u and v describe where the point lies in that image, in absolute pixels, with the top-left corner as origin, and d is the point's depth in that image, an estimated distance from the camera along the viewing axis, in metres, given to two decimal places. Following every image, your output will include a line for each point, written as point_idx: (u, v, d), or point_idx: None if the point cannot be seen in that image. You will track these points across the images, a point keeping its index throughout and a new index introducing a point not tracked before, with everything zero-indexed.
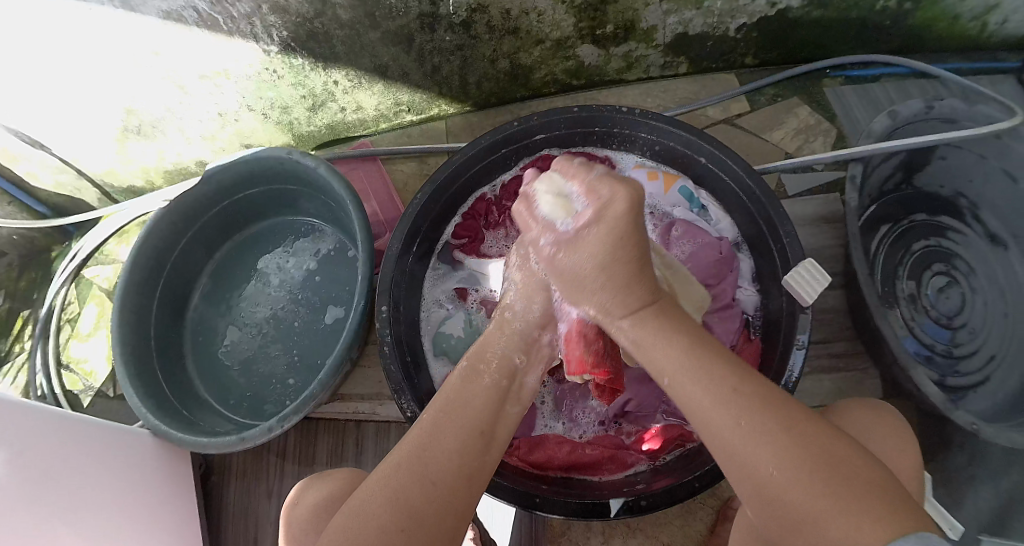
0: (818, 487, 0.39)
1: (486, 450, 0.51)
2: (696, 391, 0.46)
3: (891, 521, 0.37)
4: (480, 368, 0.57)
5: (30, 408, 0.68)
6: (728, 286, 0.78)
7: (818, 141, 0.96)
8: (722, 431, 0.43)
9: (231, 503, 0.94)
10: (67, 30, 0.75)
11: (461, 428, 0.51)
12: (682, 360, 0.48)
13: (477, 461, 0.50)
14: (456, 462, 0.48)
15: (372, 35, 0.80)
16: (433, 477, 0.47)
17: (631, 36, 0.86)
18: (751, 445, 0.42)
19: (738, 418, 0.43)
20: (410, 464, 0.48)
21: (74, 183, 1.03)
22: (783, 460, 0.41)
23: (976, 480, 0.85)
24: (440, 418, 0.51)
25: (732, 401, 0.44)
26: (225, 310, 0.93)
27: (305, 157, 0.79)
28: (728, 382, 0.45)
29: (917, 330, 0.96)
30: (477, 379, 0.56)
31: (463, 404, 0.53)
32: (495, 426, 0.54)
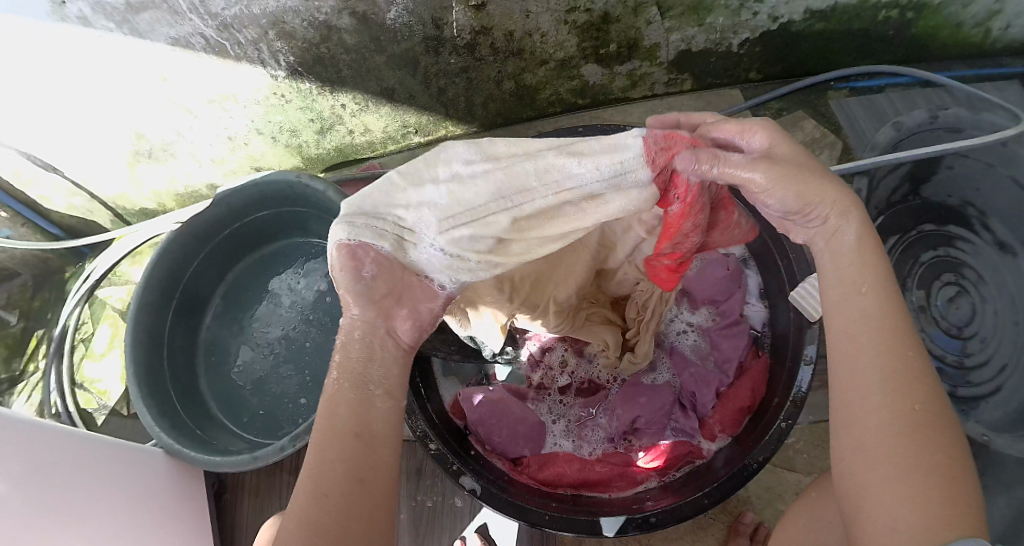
0: (911, 472, 0.38)
1: (373, 448, 0.44)
2: (859, 322, 0.44)
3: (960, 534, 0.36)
4: (376, 346, 0.49)
5: (45, 427, 0.69)
6: (736, 303, 0.79)
7: (824, 155, 0.97)
8: (850, 395, 0.42)
9: (244, 519, 0.95)
10: (78, 59, 0.76)
11: (336, 437, 0.44)
12: (879, 308, 0.44)
13: (369, 461, 0.44)
14: (347, 471, 0.42)
15: (378, 58, 0.81)
16: (327, 489, 0.41)
17: (634, 54, 0.87)
18: (868, 415, 0.41)
19: (886, 380, 0.41)
20: (323, 479, 0.42)
21: (87, 206, 1.05)
22: (907, 438, 0.39)
23: (992, 492, 0.84)
24: (320, 430, 0.45)
25: (885, 356, 0.42)
26: (237, 330, 0.94)
27: (313, 180, 0.80)
28: (887, 352, 0.42)
29: (927, 342, 0.97)
30: (344, 381, 0.47)
31: (334, 411, 0.45)
32: (375, 421, 0.46)
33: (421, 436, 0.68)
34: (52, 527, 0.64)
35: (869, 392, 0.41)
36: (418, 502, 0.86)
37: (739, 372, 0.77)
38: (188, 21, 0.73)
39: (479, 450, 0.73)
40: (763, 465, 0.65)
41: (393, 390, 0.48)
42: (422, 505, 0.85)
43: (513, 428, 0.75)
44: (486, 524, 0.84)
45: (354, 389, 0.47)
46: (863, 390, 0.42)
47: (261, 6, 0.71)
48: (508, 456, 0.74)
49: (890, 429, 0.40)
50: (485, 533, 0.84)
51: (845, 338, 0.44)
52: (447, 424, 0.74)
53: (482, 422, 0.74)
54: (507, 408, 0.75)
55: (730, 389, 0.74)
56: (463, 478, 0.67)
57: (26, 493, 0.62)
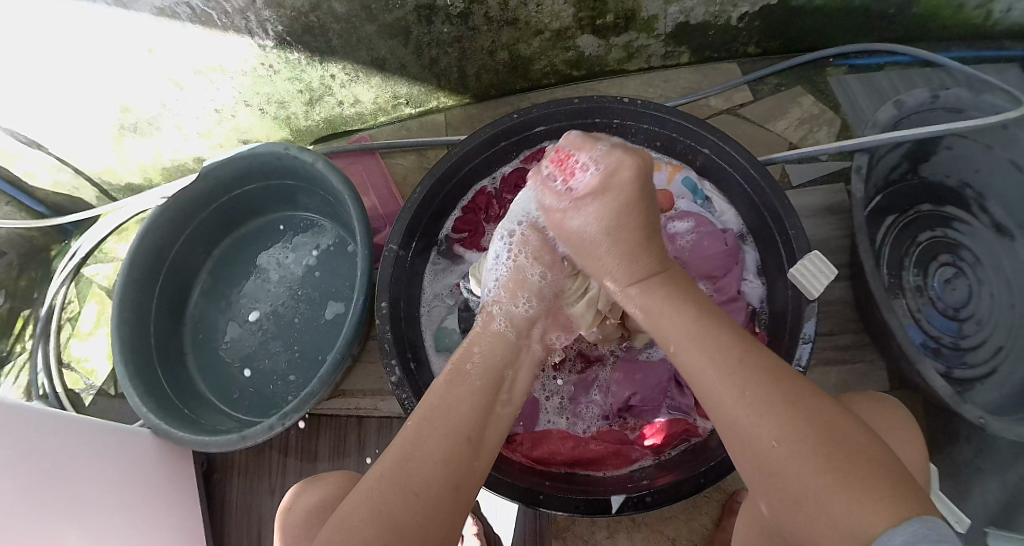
0: (815, 458, 0.38)
1: (473, 457, 0.49)
2: (704, 346, 0.46)
3: (895, 498, 0.36)
4: (464, 367, 0.54)
5: (31, 410, 0.68)
6: (734, 278, 0.78)
7: (822, 131, 0.95)
8: (726, 411, 0.43)
9: (234, 499, 0.94)
10: (61, 27, 0.74)
11: (447, 435, 0.49)
12: (691, 327, 0.48)
13: (463, 470, 0.48)
14: (442, 474, 0.47)
15: (369, 28, 0.79)
16: (416, 488, 0.46)
17: (631, 26, 0.85)
18: (751, 418, 0.41)
19: (739, 385, 0.43)
20: (418, 473, 0.46)
21: (72, 182, 1.03)
22: (792, 427, 0.40)
23: (985, 474, 0.84)
24: (424, 426, 0.49)
25: (732, 370, 0.44)
26: (224, 307, 0.92)
27: (303, 153, 0.78)
28: (733, 352, 0.45)
29: (922, 321, 0.95)
30: (463, 380, 0.53)
31: (448, 410, 0.51)
32: (484, 430, 0.51)
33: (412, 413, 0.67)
34: (39, 511, 0.63)
35: (739, 404, 0.42)
36: None
37: None
38: None
39: None
40: None
41: (509, 403, 0.55)
42: None
43: None
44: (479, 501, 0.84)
45: (481, 395, 0.53)
46: (734, 405, 0.43)
47: None
48: None
49: (780, 428, 0.40)
50: (477, 511, 0.83)
51: (699, 366, 0.46)
52: None
53: None
54: None
55: None
56: None
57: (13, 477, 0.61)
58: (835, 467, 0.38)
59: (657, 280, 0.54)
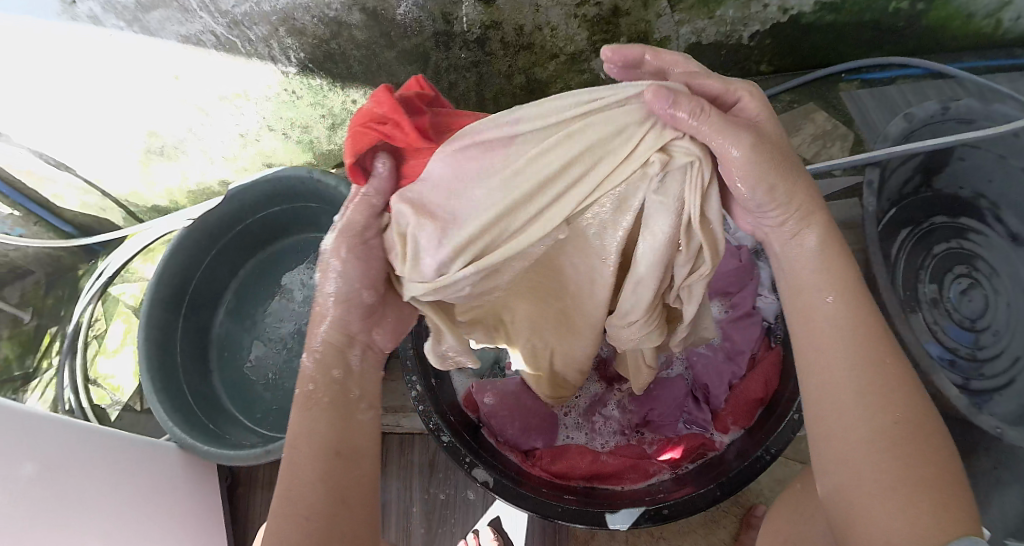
0: (890, 459, 0.41)
1: (353, 464, 0.48)
2: (832, 343, 0.47)
3: (952, 519, 0.38)
4: (342, 385, 0.52)
5: (46, 419, 0.69)
6: (748, 295, 0.79)
7: (835, 147, 0.97)
8: (828, 400, 0.46)
9: (259, 513, 0.96)
10: (84, 57, 0.77)
11: (314, 449, 0.47)
12: (851, 372, 0.45)
13: (348, 483, 0.46)
14: (326, 492, 0.45)
15: (388, 54, 0.82)
16: (305, 510, 0.44)
17: (645, 48, 0.86)
18: (853, 436, 0.43)
19: (859, 377, 0.45)
20: (295, 499, 0.44)
21: (99, 203, 1.06)
22: (882, 434, 0.42)
23: (1003, 485, 0.83)
24: (298, 446, 0.47)
25: (851, 367, 0.45)
26: (250, 326, 0.95)
27: (326, 176, 0.81)
28: (853, 385, 0.45)
29: (939, 334, 0.96)
30: (309, 401, 0.50)
31: (320, 426, 0.49)
32: (348, 439, 0.49)
33: (435, 429, 0.69)
34: (64, 521, 0.65)
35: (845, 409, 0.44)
36: (431, 495, 0.87)
37: (751, 365, 0.77)
38: (198, 19, 0.73)
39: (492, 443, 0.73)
40: (777, 455, 0.65)
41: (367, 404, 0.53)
42: (434, 498, 0.86)
43: (527, 420, 0.76)
44: (499, 516, 0.85)
45: (333, 406, 0.51)
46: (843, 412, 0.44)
47: (271, 2, 0.71)
48: (520, 447, 0.75)
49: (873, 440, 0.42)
50: (498, 526, 0.85)
51: (824, 348, 0.47)
52: (459, 416, 0.75)
53: (495, 414, 0.75)
54: (523, 402, 0.76)
55: (742, 382, 0.75)
56: (475, 470, 0.68)
57: (38, 486, 0.63)
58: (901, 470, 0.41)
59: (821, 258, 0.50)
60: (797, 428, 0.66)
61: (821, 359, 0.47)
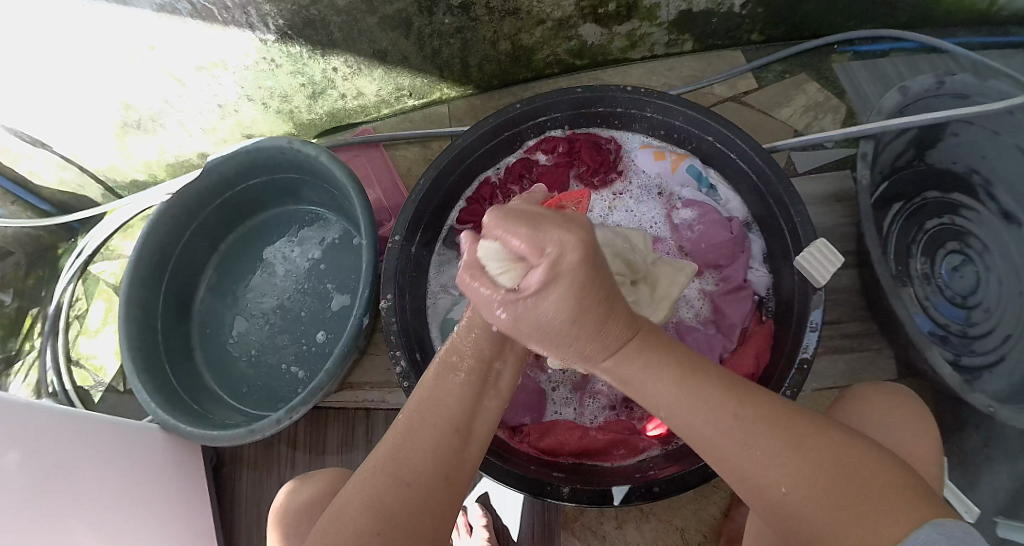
0: (821, 494, 0.39)
1: (462, 446, 0.47)
2: (692, 424, 0.42)
3: (910, 508, 0.38)
4: (456, 359, 0.50)
5: (39, 410, 0.67)
6: (740, 268, 0.77)
7: (827, 118, 0.95)
8: (720, 448, 0.42)
9: (244, 493, 0.94)
10: (64, 28, 0.75)
11: (434, 427, 0.46)
12: (676, 392, 0.43)
13: (453, 460, 0.46)
14: (432, 466, 0.45)
15: (369, 20, 0.79)
16: (409, 479, 0.44)
17: (634, 14, 0.84)
18: (763, 461, 0.40)
19: (742, 446, 0.41)
20: (401, 469, 0.45)
21: (77, 181, 1.03)
22: (796, 476, 0.40)
23: (991, 462, 0.83)
24: (413, 419, 0.47)
25: (723, 426, 0.42)
26: (232, 302, 0.93)
27: (305, 146, 0.78)
28: (729, 402, 0.42)
29: (930, 310, 0.95)
30: (450, 374, 0.49)
31: (436, 403, 0.48)
32: (473, 420, 0.49)
33: None
34: (51, 506, 0.63)
35: (730, 447, 0.41)
36: None
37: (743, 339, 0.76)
38: None
39: None
40: None
41: (500, 393, 0.52)
42: None
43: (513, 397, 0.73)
44: (487, 493, 0.84)
45: (475, 384, 0.50)
46: (740, 464, 0.41)
47: None
48: (508, 423, 0.74)
49: (791, 479, 0.40)
50: (486, 502, 0.84)
51: (691, 428, 0.43)
52: None
53: None
54: None
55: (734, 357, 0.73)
56: None
57: (26, 472, 0.62)
58: (831, 485, 0.39)
59: (631, 347, 0.45)
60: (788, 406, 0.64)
61: (685, 428, 0.43)
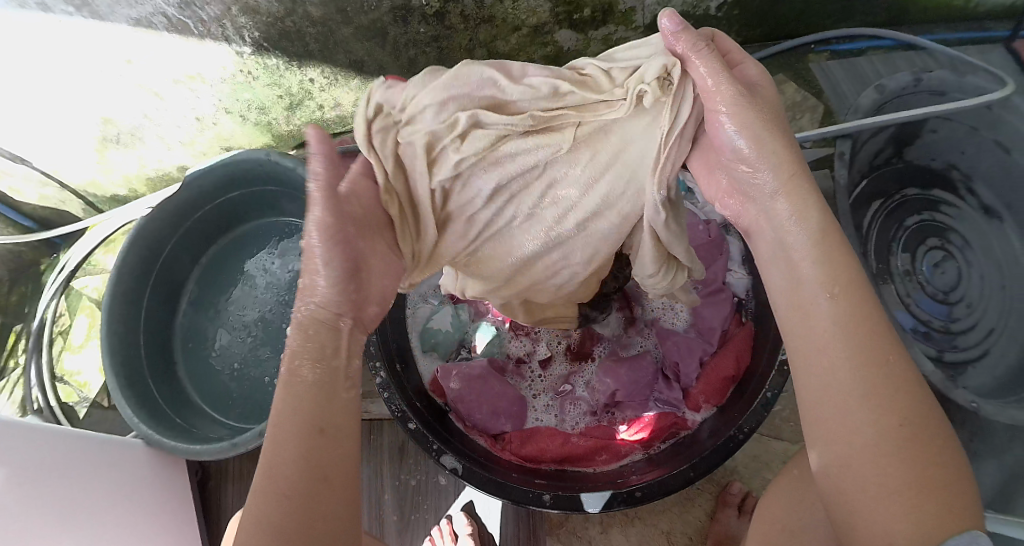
0: (886, 454, 0.39)
1: (332, 443, 0.41)
2: (828, 331, 0.43)
3: (948, 513, 0.36)
4: (304, 360, 0.45)
5: (18, 424, 0.67)
6: (719, 269, 0.77)
7: (807, 118, 0.98)
8: (822, 369, 0.43)
9: (230, 506, 0.94)
10: (54, 43, 0.75)
11: (290, 426, 0.41)
12: (843, 307, 0.43)
13: (325, 460, 0.41)
14: (304, 465, 0.40)
15: (345, 31, 0.79)
16: (285, 489, 0.39)
17: (609, 19, 0.85)
18: (843, 403, 0.41)
19: (852, 361, 0.41)
20: (276, 479, 0.39)
21: (58, 195, 1.02)
22: (896, 423, 0.39)
23: (979, 457, 0.85)
24: (274, 430, 0.42)
25: (849, 344, 0.42)
26: (214, 315, 0.92)
27: (284, 158, 0.78)
28: (872, 351, 0.41)
29: (911, 305, 0.97)
30: (299, 378, 0.44)
31: (293, 406, 0.42)
32: (335, 414, 0.43)
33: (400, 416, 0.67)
34: (37, 525, 0.63)
35: (838, 377, 0.41)
36: (401, 482, 0.84)
37: (723, 340, 0.76)
38: (148, 1, 0.70)
39: (459, 428, 0.72)
40: (749, 435, 0.65)
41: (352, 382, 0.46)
42: (406, 485, 0.84)
43: (494, 404, 0.73)
44: (472, 502, 0.83)
45: (317, 384, 0.44)
46: (835, 379, 0.42)
47: None
48: (489, 431, 0.74)
49: (869, 424, 0.40)
50: (471, 511, 0.83)
51: (817, 328, 0.44)
52: (426, 403, 0.73)
53: (462, 399, 0.73)
54: (488, 385, 0.73)
55: (713, 359, 0.74)
56: (443, 457, 0.66)
57: (12, 491, 0.62)
58: (905, 447, 0.38)
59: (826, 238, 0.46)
60: (766, 409, 0.66)
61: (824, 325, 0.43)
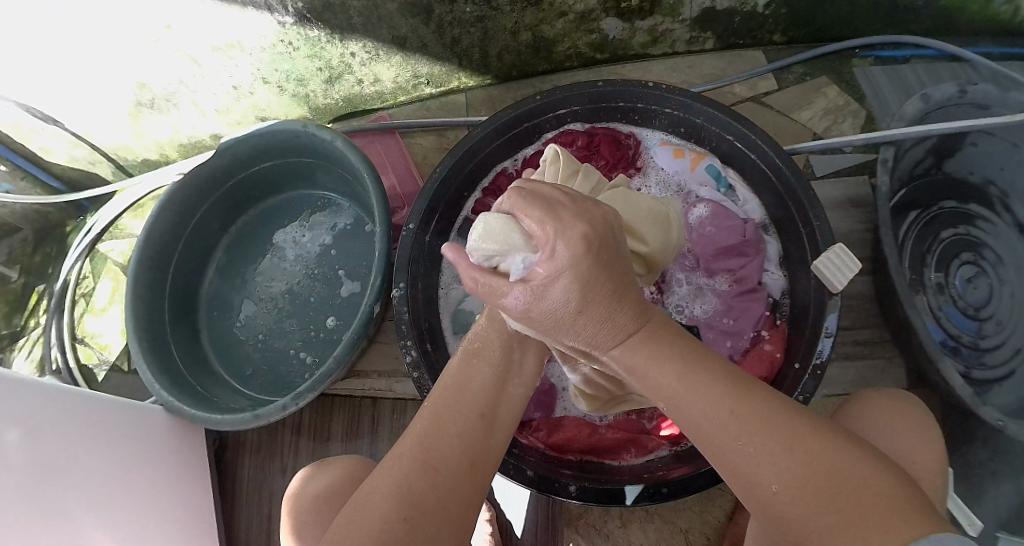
0: (814, 501, 0.36)
1: (488, 434, 0.45)
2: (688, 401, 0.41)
3: (905, 526, 0.33)
4: (481, 340, 0.50)
5: (38, 387, 0.67)
6: (756, 269, 0.76)
7: (848, 123, 0.94)
8: (718, 437, 0.39)
9: (245, 477, 0.94)
10: (85, 4, 0.75)
11: (460, 413, 0.45)
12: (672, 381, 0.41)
13: (479, 448, 0.44)
14: (461, 449, 0.43)
15: (390, 6, 0.79)
16: (436, 462, 0.42)
17: (657, 9, 0.83)
18: (751, 459, 0.38)
19: (732, 414, 0.39)
20: (435, 452, 0.43)
21: (88, 158, 1.02)
22: (795, 472, 0.37)
23: (996, 477, 0.82)
24: (438, 404, 0.46)
25: (724, 401, 0.40)
26: (240, 284, 0.92)
27: (321, 130, 0.78)
28: (728, 398, 0.40)
29: (941, 318, 0.95)
30: (477, 358, 0.49)
31: (461, 388, 0.47)
32: (498, 408, 0.47)
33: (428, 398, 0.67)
34: (51, 487, 0.63)
35: (736, 446, 0.38)
36: None
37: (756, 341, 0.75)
38: None
39: None
40: None
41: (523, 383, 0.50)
42: None
43: None
44: (491, 486, 0.83)
45: (496, 373, 0.48)
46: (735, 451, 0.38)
47: None
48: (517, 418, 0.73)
49: (782, 474, 0.37)
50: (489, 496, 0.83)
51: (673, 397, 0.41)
52: None
53: None
54: None
55: (746, 359, 0.73)
56: None
57: (27, 452, 0.62)
58: (822, 487, 0.36)
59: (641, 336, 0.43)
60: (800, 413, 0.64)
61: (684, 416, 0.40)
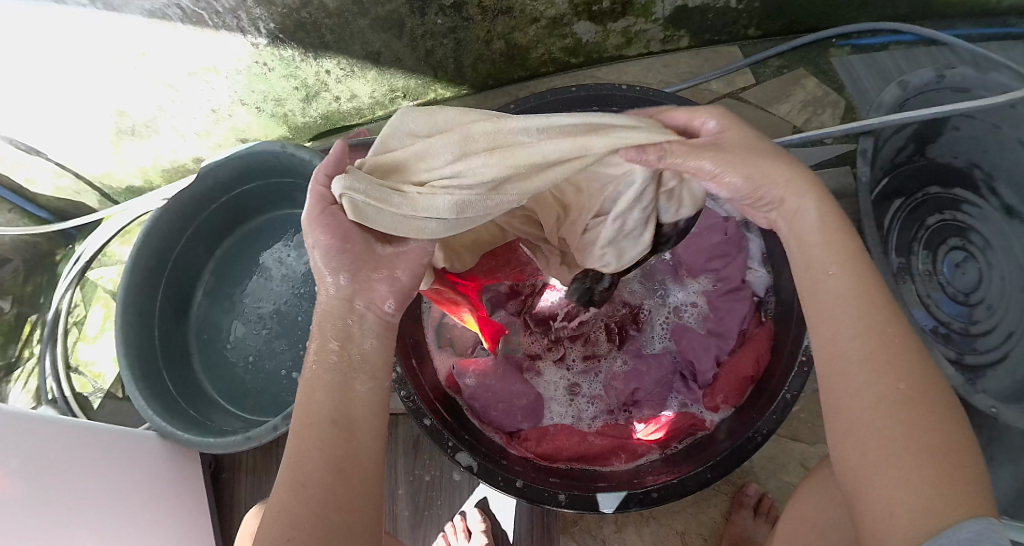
0: (899, 451, 0.37)
1: (348, 436, 0.44)
2: (840, 327, 0.44)
3: (959, 499, 0.34)
4: (341, 346, 0.49)
5: (29, 417, 0.66)
6: (736, 268, 0.76)
7: (827, 114, 0.94)
8: (837, 372, 0.42)
9: (243, 498, 0.94)
10: (62, 41, 0.75)
11: (314, 425, 0.44)
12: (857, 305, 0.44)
13: (342, 453, 0.43)
14: (321, 464, 0.42)
15: (361, 22, 0.79)
16: (302, 478, 0.41)
17: (629, 11, 0.83)
18: (854, 397, 0.40)
19: (865, 365, 0.41)
20: (299, 475, 0.41)
21: (73, 187, 1.02)
22: (879, 422, 0.38)
23: (998, 463, 0.81)
24: (298, 425, 0.44)
25: (859, 346, 0.42)
26: (228, 307, 0.92)
27: (299, 150, 0.78)
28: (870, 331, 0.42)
29: (932, 308, 0.93)
30: (323, 362, 0.48)
31: (312, 397, 0.46)
32: (349, 407, 0.45)
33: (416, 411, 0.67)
34: (48, 518, 0.63)
35: (850, 379, 0.41)
36: (416, 477, 0.84)
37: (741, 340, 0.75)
38: None
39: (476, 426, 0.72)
40: (768, 436, 0.64)
41: (368, 375, 0.48)
42: (420, 480, 0.84)
43: (510, 401, 0.74)
44: (485, 497, 0.83)
45: (335, 374, 0.47)
46: (846, 381, 0.41)
47: None
48: (505, 428, 0.74)
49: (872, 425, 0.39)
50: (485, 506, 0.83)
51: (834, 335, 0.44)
52: (441, 395, 0.72)
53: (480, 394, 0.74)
54: (507, 381, 0.74)
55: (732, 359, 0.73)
56: (458, 454, 0.66)
57: (24, 484, 0.61)
58: (920, 443, 0.37)
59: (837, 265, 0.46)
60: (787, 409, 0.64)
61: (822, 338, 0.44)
